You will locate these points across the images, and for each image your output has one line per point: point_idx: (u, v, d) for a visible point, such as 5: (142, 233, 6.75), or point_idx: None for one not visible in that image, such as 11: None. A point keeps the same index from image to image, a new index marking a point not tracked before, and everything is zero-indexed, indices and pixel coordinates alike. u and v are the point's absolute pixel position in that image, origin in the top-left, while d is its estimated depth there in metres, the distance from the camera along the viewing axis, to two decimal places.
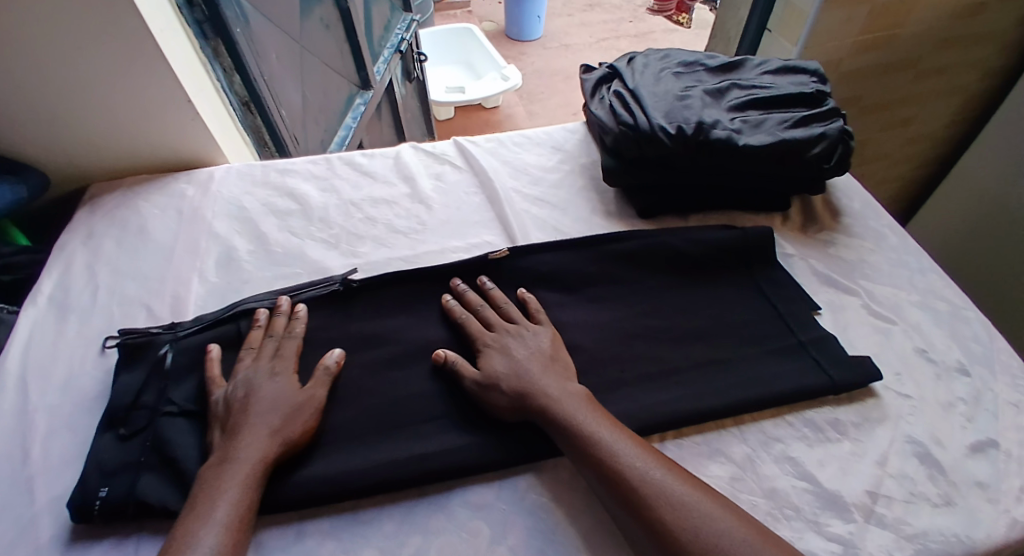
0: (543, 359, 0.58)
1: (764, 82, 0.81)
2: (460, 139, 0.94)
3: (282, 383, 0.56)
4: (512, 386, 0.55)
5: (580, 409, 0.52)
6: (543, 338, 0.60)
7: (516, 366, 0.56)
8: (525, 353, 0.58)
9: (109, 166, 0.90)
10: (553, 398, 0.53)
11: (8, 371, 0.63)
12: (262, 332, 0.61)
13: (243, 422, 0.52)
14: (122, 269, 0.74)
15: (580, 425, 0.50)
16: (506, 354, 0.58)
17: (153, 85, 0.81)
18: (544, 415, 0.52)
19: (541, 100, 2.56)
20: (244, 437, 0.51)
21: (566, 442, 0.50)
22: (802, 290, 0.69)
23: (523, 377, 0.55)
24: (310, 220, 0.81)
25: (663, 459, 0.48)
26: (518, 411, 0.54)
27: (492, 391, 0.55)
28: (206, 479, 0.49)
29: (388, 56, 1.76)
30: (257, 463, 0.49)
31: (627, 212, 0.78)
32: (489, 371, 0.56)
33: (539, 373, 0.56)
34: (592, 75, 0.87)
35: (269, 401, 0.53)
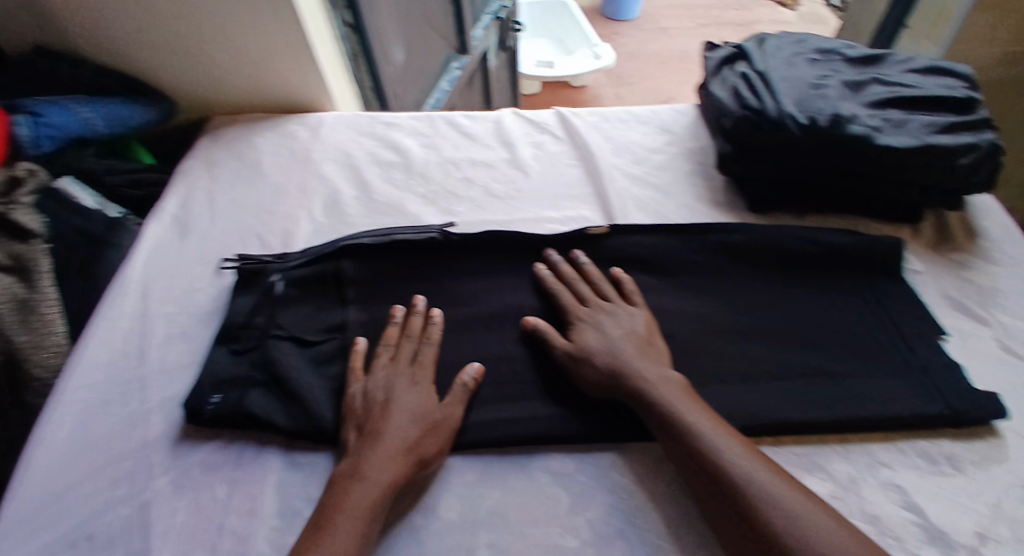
0: (637, 339, 0.57)
1: (910, 80, 0.73)
2: (563, 108, 0.92)
3: (420, 396, 0.54)
4: (606, 363, 0.54)
5: (677, 397, 0.51)
6: (638, 318, 0.59)
7: (611, 344, 0.56)
8: (619, 331, 0.57)
9: (229, 102, 0.94)
10: (651, 383, 0.52)
11: (133, 279, 0.69)
12: (400, 330, 0.59)
13: (377, 435, 0.50)
14: (237, 199, 0.78)
15: (679, 415, 0.50)
16: (599, 329, 0.58)
17: (280, 30, 0.84)
18: (639, 397, 0.52)
19: (631, 83, 2.48)
20: (378, 452, 0.49)
21: (662, 429, 0.51)
22: (927, 311, 0.64)
23: (617, 355, 0.55)
24: (410, 174, 0.83)
25: (762, 459, 0.48)
26: (609, 388, 0.54)
27: (584, 364, 0.55)
28: (336, 488, 0.47)
29: (488, 22, 1.75)
30: (386, 487, 0.47)
31: (736, 205, 0.75)
32: (582, 344, 0.56)
33: (634, 355, 0.55)
34: (716, 54, 0.84)
35: (406, 417, 0.52)
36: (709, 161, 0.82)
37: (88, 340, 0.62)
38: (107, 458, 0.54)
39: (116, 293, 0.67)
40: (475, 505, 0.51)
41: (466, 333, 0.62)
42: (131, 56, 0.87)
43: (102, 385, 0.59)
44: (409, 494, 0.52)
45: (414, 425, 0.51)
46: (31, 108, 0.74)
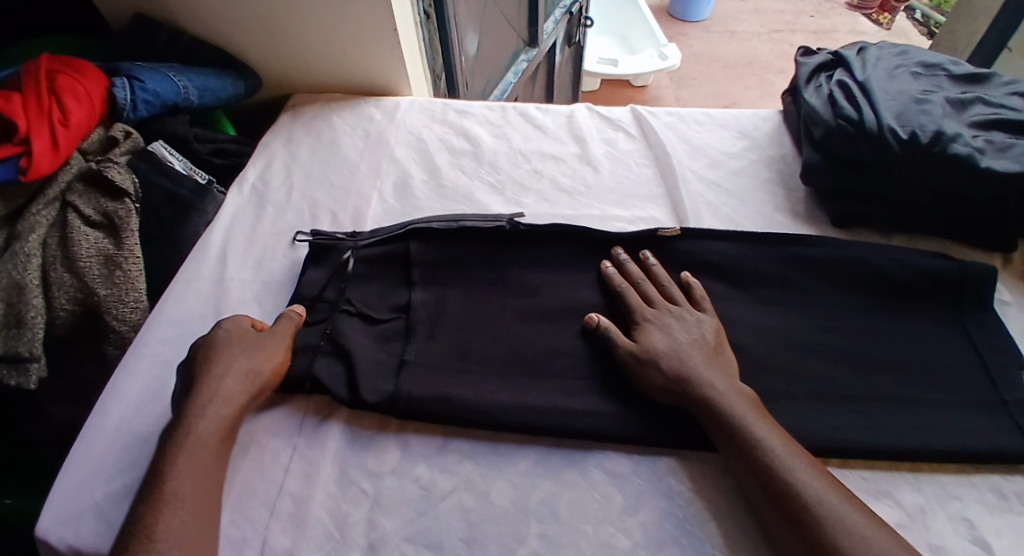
0: (704, 347, 0.56)
1: (1019, 102, 0.68)
2: (638, 107, 0.91)
3: (228, 336, 0.55)
4: (672, 367, 0.54)
5: (744, 409, 0.51)
6: (706, 326, 0.58)
7: (678, 349, 0.55)
8: (687, 336, 0.57)
9: (311, 80, 0.98)
10: (718, 392, 0.52)
11: (212, 243, 0.72)
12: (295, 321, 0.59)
13: (197, 380, 0.51)
14: (313, 175, 0.81)
15: (745, 427, 0.49)
16: (666, 333, 0.57)
17: (367, 12, 0.86)
18: (705, 404, 0.51)
19: (693, 86, 2.41)
20: (203, 397, 0.50)
21: (726, 439, 0.50)
22: (1015, 344, 0.60)
23: (685, 361, 0.54)
24: (480, 162, 0.83)
25: (830, 480, 0.47)
26: (674, 393, 0.53)
27: (648, 365, 0.54)
28: (168, 439, 0.48)
29: (559, 16, 1.73)
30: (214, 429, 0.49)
31: (814, 218, 0.72)
32: (647, 346, 0.56)
33: (702, 364, 0.54)
34: (810, 61, 0.81)
35: (240, 373, 0.52)
36: (786, 171, 0.80)
37: (171, 298, 0.66)
38: None
39: (197, 255, 0.71)
40: (528, 495, 0.51)
41: (530, 323, 0.62)
42: (225, 31, 0.91)
43: (180, 341, 0.63)
44: (464, 477, 0.52)
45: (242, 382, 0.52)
46: (133, 72, 0.75)
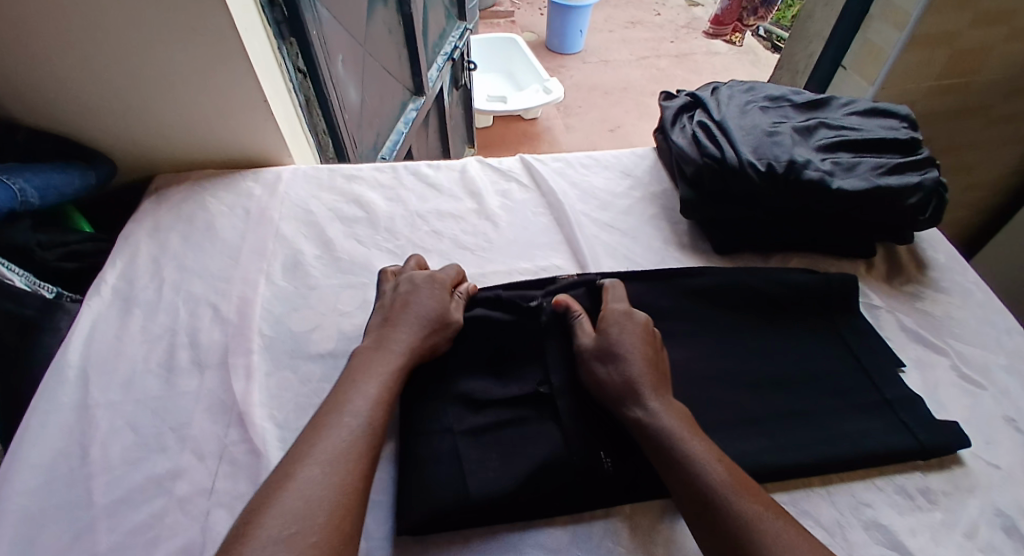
0: (649, 347, 0.58)
1: (854, 123, 0.77)
2: (527, 156, 0.93)
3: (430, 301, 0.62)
4: (619, 364, 0.56)
5: (680, 426, 0.51)
6: (650, 332, 0.60)
7: (628, 347, 0.57)
8: (634, 336, 0.58)
9: (178, 158, 0.90)
10: (648, 411, 0.52)
11: (71, 364, 0.63)
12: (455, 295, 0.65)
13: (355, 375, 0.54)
14: (187, 266, 0.74)
15: (688, 456, 0.49)
16: (613, 333, 0.58)
17: (234, 85, 0.81)
18: (646, 424, 0.52)
19: (579, 115, 2.54)
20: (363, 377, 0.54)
21: (663, 461, 0.50)
22: (887, 343, 0.66)
23: (631, 373, 0.55)
24: (376, 229, 0.80)
25: (737, 473, 0.48)
26: (612, 398, 0.54)
27: (605, 363, 0.56)
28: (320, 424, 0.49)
29: (442, 63, 1.75)
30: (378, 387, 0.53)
31: (701, 249, 0.77)
32: (601, 343, 0.58)
33: (644, 374, 0.55)
34: (672, 103, 0.87)
35: (416, 314, 0.60)
36: (670, 204, 0.84)
37: (25, 439, 0.56)
38: None
39: (53, 381, 0.61)
40: None
41: (454, 390, 0.58)
42: (66, 117, 0.82)
43: (42, 491, 0.53)
44: None
45: (422, 326, 0.59)
46: None
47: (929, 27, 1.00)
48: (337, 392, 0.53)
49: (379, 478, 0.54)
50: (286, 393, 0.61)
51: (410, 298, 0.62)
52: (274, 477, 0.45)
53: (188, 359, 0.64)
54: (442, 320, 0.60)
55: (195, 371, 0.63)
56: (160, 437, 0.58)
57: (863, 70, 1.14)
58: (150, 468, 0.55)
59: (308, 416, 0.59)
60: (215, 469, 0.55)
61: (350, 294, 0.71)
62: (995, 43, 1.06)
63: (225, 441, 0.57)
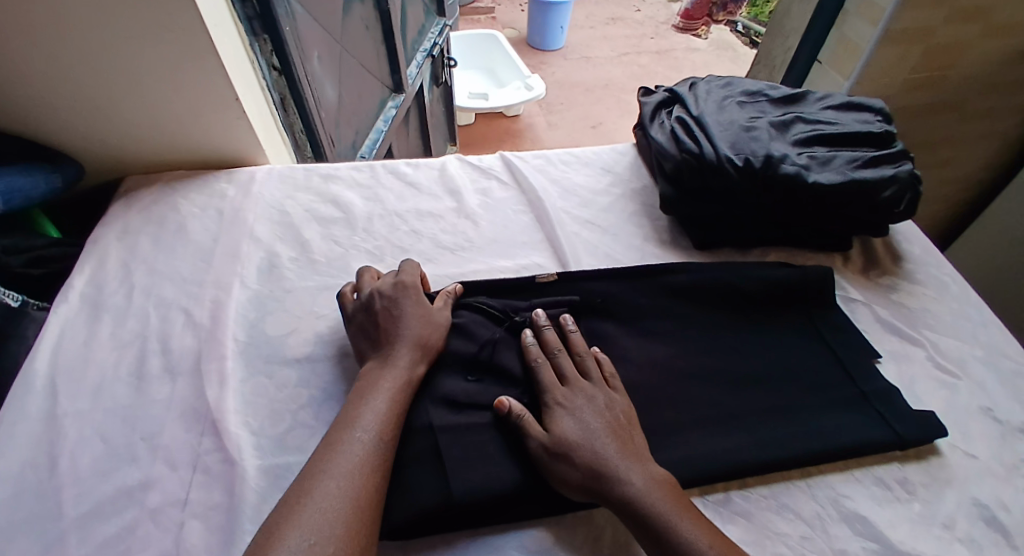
0: (615, 431, 0.53)
1: (830, 117, 0.78)
2: (506, 153, 0.92)
3: (417, 311, 0.61)
4: (585, 459, 0.50)
5: (662, 502, 0.48)
6: (617, 408, 0.55)
7: (592, 436, 0.52)
8: (595, 419, 0.53)
9: (148, 159, 0.88)
10: (632, 494, 0.48)
11: (38, 372, 0.60)
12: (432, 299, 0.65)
13: (362, 390, 0.54)
14: (158, 270, 0.72)
15: (673, 529, 0.46)
16: (571, 422, 0.53)
17: (204, 82, 0.79)
18: (626, 505, 0.48)
19: (561, 111, 2.53)
20: (369, 389, 0.54)
21: (648, 539, 0.47)
22: (863, 336, 0.67)
23: (603, 458, 0.50)
24: (354, 229, 0.79)
25: (724, 543, 0.47)
26: (586, 491, 0.50)
27: (571, 461, 0.50)
28: (327, 444, 0.49)
29: (421, 59, 1.74)
30: (386, 402, 0.53)
31: (681, 244, 0.77)
32: (560, 436, 0.52)
33: (614, 453, 0.51)
34: (651, 99, 0.87)
35: (411, 319, 0.60)
36: (650, 200, 0.84)
37: None
38: None
39: (19, 391, 0.59)
40: None
41: (440, 389, 0.57)
42: (27, 117, 0.79)
43: (6, 506, 0.51)
44: None
45: (420, 329, 0.60)
46: None
47: (904, 23, 1.01)
48: (343, 413, 0.52)
49: None
50: (262, 399, 0.59)
51: (399, 305, 0.62)
52: (287, 496, 0.45)
53: (160, 366, 0.62)
54: (438, 322, 0.61)
55: (167, 378, 0.61)
56: (131, 447, 0.56)
57: (839, 66, 1.15)
58: (121, 479, 0.54)
59: (284, 422, 0.58)
60: (188, 478, 0.54)
61: (327, 297, 0.70)
62: (969, 39, 1.08)
63: (198, 450, 0.55)
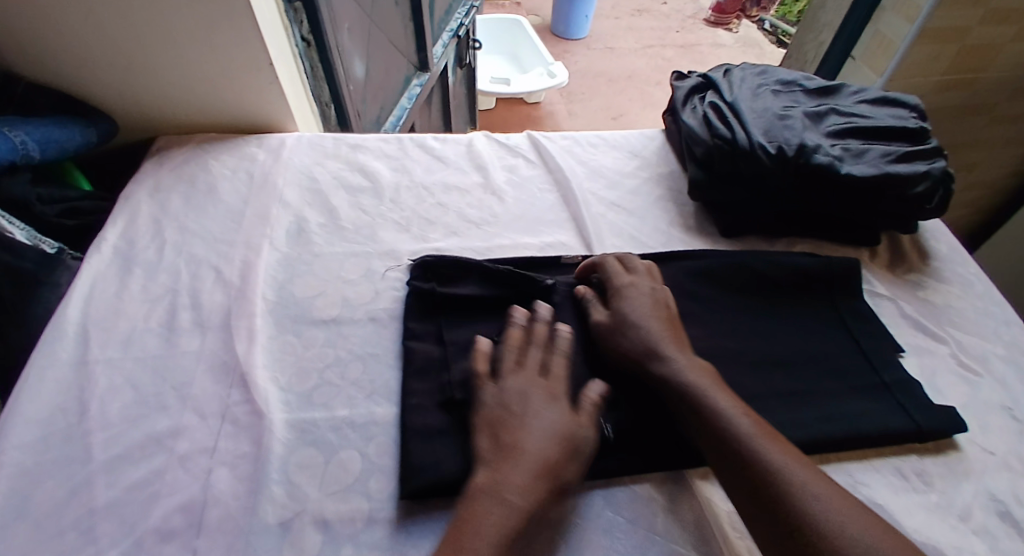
0: (662, 314, 0.60)
1: (864, 111, 0.77)
2: (534, 132, 0.92)
3: (559, 413, 0.52)
4: (635, 335, 0.58)
5: (700, 377, 0.53)
6: (668, 303, 0.62)
7: (643, 318, 0.59)
8: (644, 306, 0.60)
9: (180, 120, 0.89)
10: (670, 366, 0.55)
11: (71, 320, 0.62)
12: (526, 334, 0.58)
13: (494, 490, 0.46)
14: (189, 228, 0.73)
15: (706, 395, 0.52)
16: (624, 306, 0.61)
17: (239, 44, 0.79)
18: (666, 377, 0.54)
19: (583, 101, 2.52)
20: (508, 477, 0.47)
21: (683, 403, 0.52)
22: (886, 329, 0.67)
23: (651, 337, 0.57)
24: (382, 199, 0.80)
25: (755, 416, 0.51)
26: (632, 361, 0.57)
27: (621, 334, 0.58)
28: (458, 525, 0.44)
29: (446, 39, 1.73)
30: (522, 510, 0.45)
31: (706, 230, 0.77)
32: (615, 318, 0.60)
33: (660, 338, 0.57)
34: (683, 84, 0.86)
35: (544, 435, 0.49)
36: (676, 185, 0.85)
37: (23, 392, 0.55)
38: (55, 524, 0.48)
39: (52, 336, 0.60)
40: None
41: (464, 365, 0.58)
42: (66, 72, 0.80)
43: (40, 445, 0.53)
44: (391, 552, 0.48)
45: (559, 446, 0.49)
46: None
47: (941, 21, 0.99)
48: (466, 516, 0.45)
49: (379, 442, 0.55)
50: (288, 357, 0.61)
51: (536, 410, 0.51)
52: None
53: (189, 320, 0.63)
54: (579, 450, 0.50)
55: (196, 332, 0.62)
56: (161, 395, 0.57)
57: (872, 64, 1.13)
58: (152, 424, 0.55)
59: (310, 381, 0.59)
60: (216, 428, 0.55)
61: (353, 262, 0.70)
62: (1003, 41, 1.06)
63: (225, 401, 0.57)
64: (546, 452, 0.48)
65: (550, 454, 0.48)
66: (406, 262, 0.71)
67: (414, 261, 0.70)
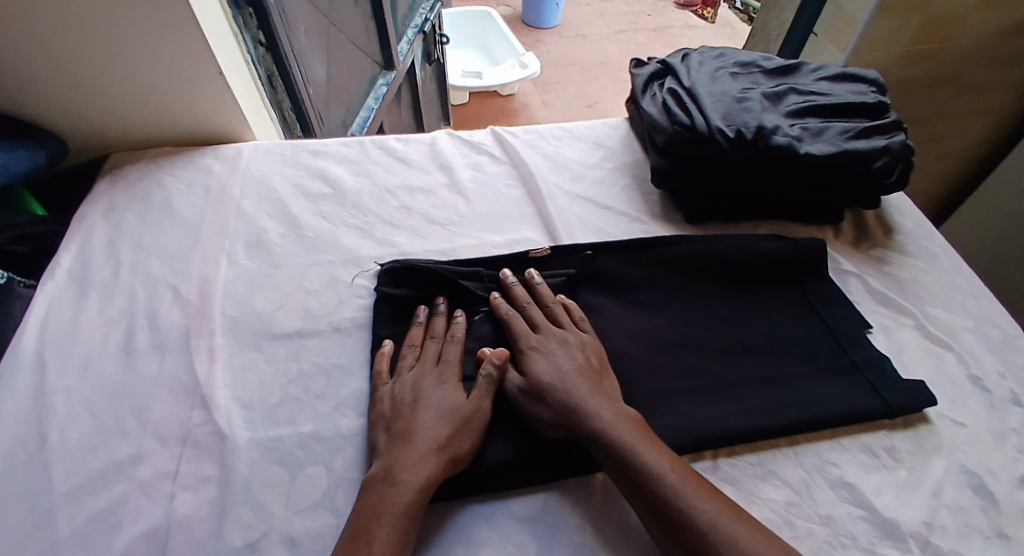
0: (584, 366, 0.56)
1: (824, 89, 0.76)
2: (498, 128, 0.91)
3: (449, 393, 0.54)
4: (558, 398, 0.52)
5: (627, 437, 0.50)
6: (588, 349, 0.58)
7: (564, 378, 0.54)
8: (563, 360, 0.56)
9: (132, 135, 0.86)
10: (597, 428, 0.50)
11: (26, 350, 0.60)
12: (425, 331, 0.60)
13: (387, 475, 0.48)
14: (145, 247, 0.71)
15: (637, 457, 0.48)
16: (543, 361, 0.56)
17: (186, 54, 0.77)
18: (595, 439, 0.50)
19: (557, 91, 2.50)
20: (405, 456, 0.49)
21: (617, 470, 0.49)
22: (853, 306, 0.67)
23: (572, 395, 0.52)
24: (344, 205, 0.78)
25: (686, 469, 0.48)
26: (556, 426, 0.52)
27: (540, 397, 0.53)
28: (361, 511, 0.46)
29: (412, 36, 1.70)
30: (421, 485, 0.47)
31: (672, 218, 0.77)
32: (534, 379, 0.54)
33: (584, 393, 0.53)
34: (642, 71, 0.85)
35: (433, 415, 0.52)
36: (642, 174, 0.84)
37: None
38: None
39: (6, 368, 0.58)
40: None
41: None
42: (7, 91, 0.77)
43: None
44: None
45: (444, 420, 0.51)
46: None
47: None
48: (367, 505, 0.46)
49: (347, 456, 0.54)
50: (251, 375, 0.59)
51: (427, 390, 0.54)
52: None
53: (147, 342, 0.62)
54: (477, 424, 0.53)
55: (155, 354, 0.61)
56: (121, 421, 0.56)
57: (835, 39, 1.13)
58: (111, 452, 0.54)
59: (273, 397, 0.58)
60: (178, 452, 0.54)
61: (316, 272, 0.69)
62: (966, 11, 1.06)
63: (187, 424, 0.56)
64: (437, 426, 0.51)
65: (441, 427, 0.51)
66: (372, 268, 0.70)
67: (380, 267, 0.69)
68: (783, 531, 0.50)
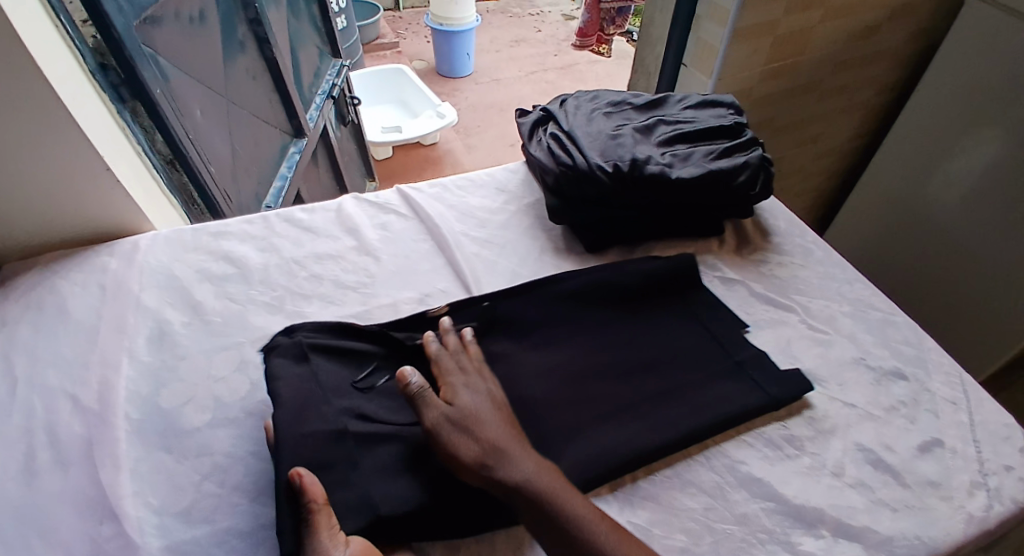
0: (506, 411, 0.58)
1: (689, 116, 0.84)
2: (402, 186, 0.94)
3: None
4: (481, 434, 0.53)
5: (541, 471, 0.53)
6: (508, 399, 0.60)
7: (485, 417, 0.56)
8: (486, 401, 0.57)
9: (18, 244, 0.83)
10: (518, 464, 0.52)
11: None
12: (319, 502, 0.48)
13: None
14: (40, 358, 0.68)
15: (554, 495, 0.50)
16: (470, 400, 0.57)
17: (70, 158, 0.76)
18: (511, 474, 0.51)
19: (477, 135, 2.58)
20: None
21: (530, 510, 0.50)
22: (732, 311, 0.73)
23: (496, 434, 0.54)
24: (251, 282, 0.78)
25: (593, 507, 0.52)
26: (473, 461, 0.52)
27: (464, 431, 0.54)
28: None
29: (320, 102, 1.72)
30: None
31: (574, 250, 0.81)
32: (461, 413, 0.55)
33: (506, 433, 0.55)
34: (528, 118, 0.91)
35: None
36: (543, 212, 0.89)
37: None
38: None
39: None
40: None
41: (341, 402, 0.58)
42: None
43: None
44: None
45: None
46: None
47: (749, 21, 1.10)
48: None
49: (269, 543, 0.52)
50: (162, 475, 0.57)
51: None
52: None
53: (46, 460, 0.58)
54: None
55: (55, 471, 0.57)
56: (20, 550, 0.52)
57: (702, 67, 1.23)
58: None
59: (187, 496, 0.56)
60: None
61: (225, 356, 0.68)
62: (812, 24, 1.18)
63: (95, 541, 0.52)
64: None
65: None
66: None
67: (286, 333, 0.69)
68: (704, 537, 0.52)
